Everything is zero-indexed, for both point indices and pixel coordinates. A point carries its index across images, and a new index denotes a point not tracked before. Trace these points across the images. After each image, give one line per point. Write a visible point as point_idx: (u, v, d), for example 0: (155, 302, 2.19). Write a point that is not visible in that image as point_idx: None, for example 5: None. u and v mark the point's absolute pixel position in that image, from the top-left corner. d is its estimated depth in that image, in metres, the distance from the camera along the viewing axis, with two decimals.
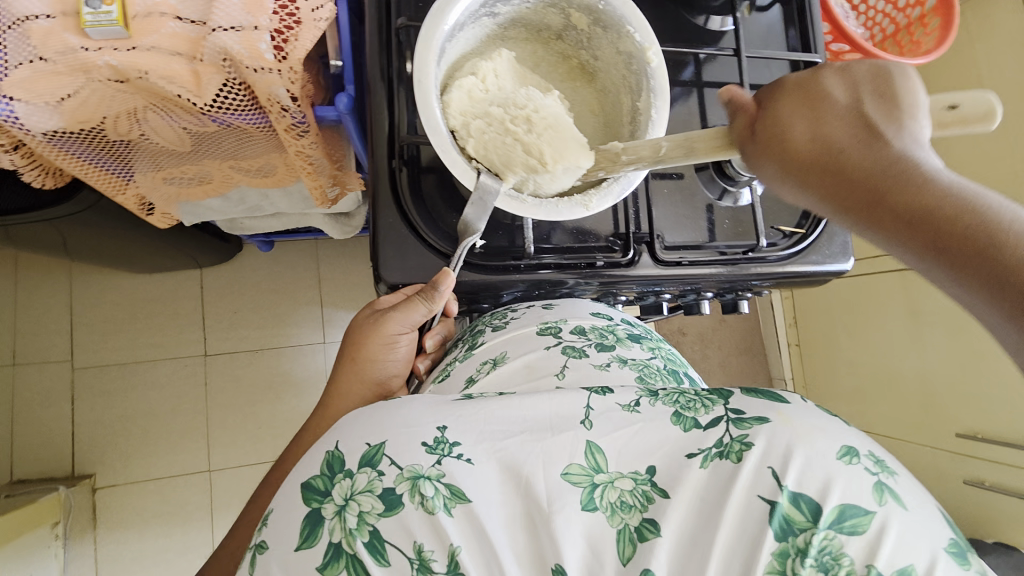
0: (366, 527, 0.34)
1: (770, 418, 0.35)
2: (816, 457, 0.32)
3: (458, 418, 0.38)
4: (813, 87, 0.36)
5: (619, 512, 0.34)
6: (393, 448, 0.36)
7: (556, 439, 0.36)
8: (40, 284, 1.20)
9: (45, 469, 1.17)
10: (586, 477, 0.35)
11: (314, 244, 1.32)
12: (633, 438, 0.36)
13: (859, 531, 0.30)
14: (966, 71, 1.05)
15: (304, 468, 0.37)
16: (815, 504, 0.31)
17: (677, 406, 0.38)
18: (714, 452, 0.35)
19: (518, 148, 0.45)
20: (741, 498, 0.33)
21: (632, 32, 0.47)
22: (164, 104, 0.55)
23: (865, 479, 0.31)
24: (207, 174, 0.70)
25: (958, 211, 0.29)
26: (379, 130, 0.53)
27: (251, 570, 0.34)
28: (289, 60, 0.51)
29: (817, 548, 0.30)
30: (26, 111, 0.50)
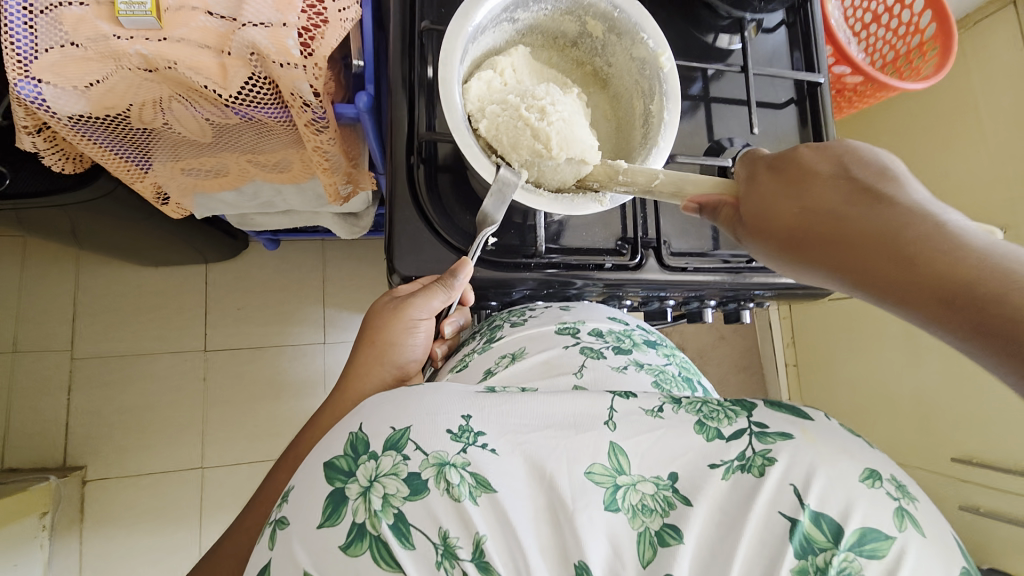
0: (392, 510, 0.31)
1: (793, 435, 0.33)
2: (838, 480, 0.31)
3: (484, 408, 0.35)
4: (790, 172, 0.36)
5: (640, 515, 0.32)
6: (418, 434, 0.33)
7: (579, 438, 0.34)
8: (46, 273, 1.21)
9: (37, 458, 1.16)
10: (608, 478, 0.33)
11: (320, 245, 1.33)
12: (659, 443, 0.34)
13: (878, 556, 0.29)
14: (965, 99, 1.08)
15: (325, 448, 0.34)
16: (836, 525, 0.30)
17: (700, 414, 0.35)
18: (736, 465, 0.33)
19: (527, 133, 0.46)
20: (762, 515, 0.31)
21: (646, 39, 0.49)
22: (189, 95, 0.56)
23: (886, 503, 0.30)
24: (224, 167, 0.71)
25: (963, 272, 0.27)
26: (399, 129, 0.55)
27: (271, 546, 0.32)
28: (314, 56, 0.53)
29: (837, 569, 0.29)
30: (54, 94, 0.52)
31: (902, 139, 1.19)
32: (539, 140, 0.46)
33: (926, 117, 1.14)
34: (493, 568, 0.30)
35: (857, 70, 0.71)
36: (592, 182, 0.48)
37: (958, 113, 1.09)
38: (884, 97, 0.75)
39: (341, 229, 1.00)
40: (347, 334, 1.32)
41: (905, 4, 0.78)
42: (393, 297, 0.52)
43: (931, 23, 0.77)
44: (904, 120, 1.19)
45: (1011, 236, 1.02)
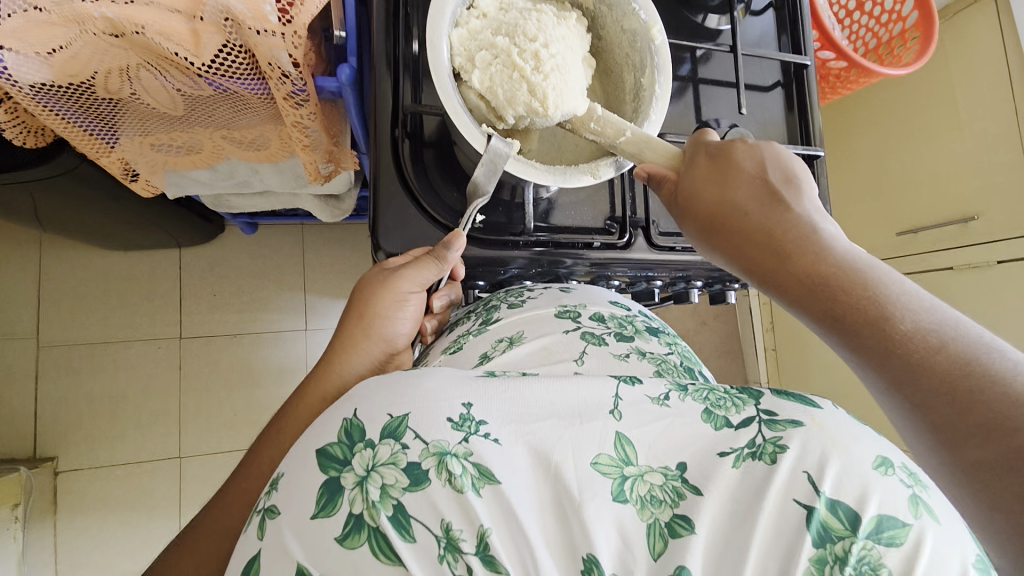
0: (391, 501, 0.30)
1: (804, 423, 0.32)
2: (852, 468, 0.30)
3: (486, 395, 0.34)
4: (719, 163, 0.42)
5: (649, 505, 0.31)
6: (417, 421, 0.32)
7: (584, 428, 0.33)
8: (6, 257, 1.15)
9: (2, 450, 1.11)
10: (615, 468, 0.32)
11: (300, 229, 1.29)
12: (665, 431, 0.33)
13: (896, 543, 0.27)
14: (942, 88, 1.10)
15: (316, 434, 0.33)
16: (852, 512, 0.28)
17: (707, 403, 0.35)
18: (746, 453, 0.32)
19: (522, 87, 0.45)
20: (774, 503, 0.30)
21: (638, 10, 0.48)
22: (159, 63, 0.53)
23: (899, 491, 0.29)
24: (196, 143, 0.68)
25: (848, 277, 0.34)
26: (383, 102, 0.53)
27: (261, 536, 0.31)
28: (293, 24, 0.51)
29: (856, 559, 0.27)
30: (15, 61, 0.48)
31: (881, 127, 1.22)
32: (534, 97, 0.45)
33: (905, 105, 1.17)
34: (499, 563, 0.29)
35: (841, 55, 0.72)
36: (566, 124, 0.48)
37: (934, 102, 1.12)
38: (866, 83, 0.76)
39: (322, 211, 0.98)
40: (329, 321, 1.29)
41: None
42: (382, 267, 0.51)
43: (914, 10, 0.78)
44: (883, 108, 1.21)
45: (984, 222, 1.07)
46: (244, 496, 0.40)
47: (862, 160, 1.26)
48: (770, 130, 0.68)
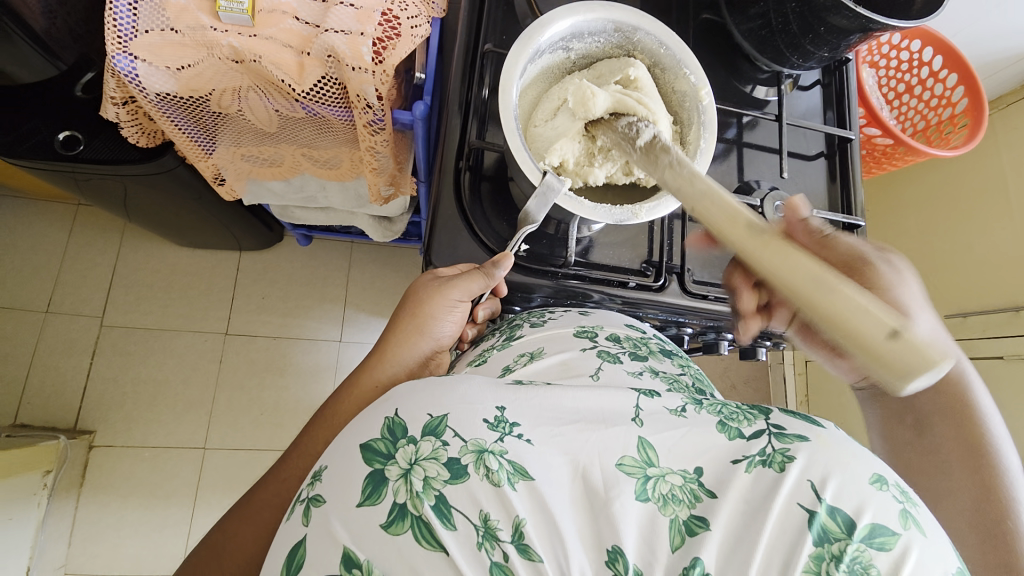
0: (433, 492, 0.31)
1: (809, 438, 0.34)
2: (852, 481, 0.31)
3: (517, 400, 0.36)
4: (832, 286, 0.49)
5: (670, 503, 0.32)
6: (456, 421, 0.33)
7: (609, 432, 0.35)
8: (91, 242, 1.28)
9: (50, 418, 1.19)
10: (639, 469, 0.33)
11: (349, 246, 1.38)
12: (685, 440, 0.35)
13: (886, 549, 0.29)
14: (992, 175, 1.11)
15: (360, 430, 0.34)
16: (849, 519, 0.30)
17: (721, 416, 0.37)
18: (758, 460, 0.34)
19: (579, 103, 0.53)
20: (781, 507, 0.31)
21: (688, 74, 0.54)
22: (266, 87, 0.62)
23: (892, 505, 0.31)
24: (279, 158, 0.76)
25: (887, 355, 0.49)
26: (451, 136, 0.59)
27: (305, 522, 0.32)
28: (384, 64, 0.58)
29: (850, 560, 0.30)
30: (147, 71, 0.58)
31: (927, 209, 1.22)
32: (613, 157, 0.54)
33: (956, 189, 1.17)
34: (533, 551, 0.31)
35: (888, 133, 0.75)
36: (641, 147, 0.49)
37: (986, 188, 1.12)
38: (911, 161, 0.78)
39: (374, 231, 1.04)
40: (362, 335, 1.34)
41: (939, 78, 0.82)
42: (434, 276, 0.56)
43: (963, 97, 0.80)
44: (932, 189, 1.21)
45: None
46: (280, 473, 0.43)
47: (908, 238, 1.26)
48: (810, 196, 0.71)
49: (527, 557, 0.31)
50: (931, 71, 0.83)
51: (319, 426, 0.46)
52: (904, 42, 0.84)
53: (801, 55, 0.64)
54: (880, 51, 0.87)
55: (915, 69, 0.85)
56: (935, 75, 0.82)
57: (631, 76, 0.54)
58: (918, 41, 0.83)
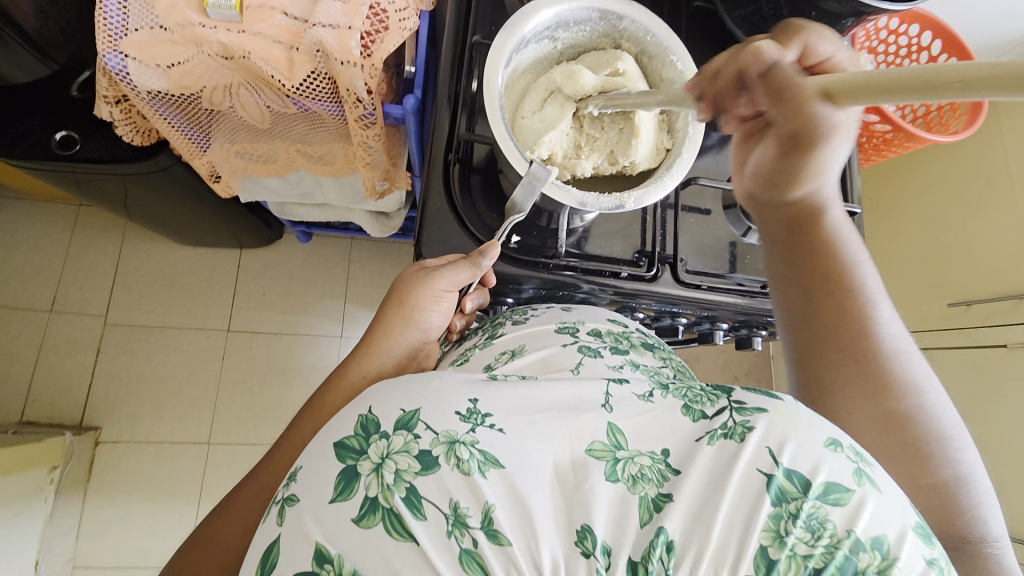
0: (404, 484, 0.31)
1: (767, 409, 0.34)
2: (806, 444, 0.32)
3: (490, 392, 0.36)
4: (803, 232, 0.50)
5: (639, 482, 0.32)
6: (428, 414, 0.34)
7: (580, 419, 0.35)
8: (94, 241, 1.29)
9: (56, 415, 1.21)
10: (608, 453, 0.33)
11: (349, 242, 1.38)
12: (652, 423, 0.35)
13: (842, 504, 0.30)
14: (995, 162, 1.10)
15: (334, 429, 0.35)
16: (806, 479, 0.31)
17: (685, 399, 0.37)
18: (720, 433, 0.34)
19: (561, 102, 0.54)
20: (741, 474, 0.31)
21: (675, 61, 0.54)
22: (257, 83, 0.62)
23: (845, 464, 0.31)
24: (273, 154, 0.77)
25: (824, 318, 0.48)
26: (440, 129, 0.59)
27: (280, 522, 0.32)
28: (372, 58, 0.59)
29: (807, 516, 0.30)
30: (138, 69, 0.58)
31: (930, 197, 1.21)
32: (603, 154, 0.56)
33: (960, 176, 1.16)
34: (502, 536, 0.30)
35: (885, 120, 0.74)
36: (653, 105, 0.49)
37: (991, 176, 1.11)
38: (910, 147, 0.77)
39: (371, 227, 1.05)
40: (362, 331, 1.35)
41: (939, 62, 0.81)
42: (420, 266, 0.56)
43: None
44: (934, 177, 1.20)
45: None
46: (271, 466, 0.43)
47: (911, 227, 1.24)
48: None
49: (495, 541, 0.30)
50: (930, 56, 0.82)
51: (309, 417, 0.46)
52: (903, 26, 0.83)
53: None
54: (878, 36, 0.86)
55: (914, 55, 0.83)
56: (935, 60, 0.82)
57: (619, 71, 0.55)
58: (916, 25, 0.82)
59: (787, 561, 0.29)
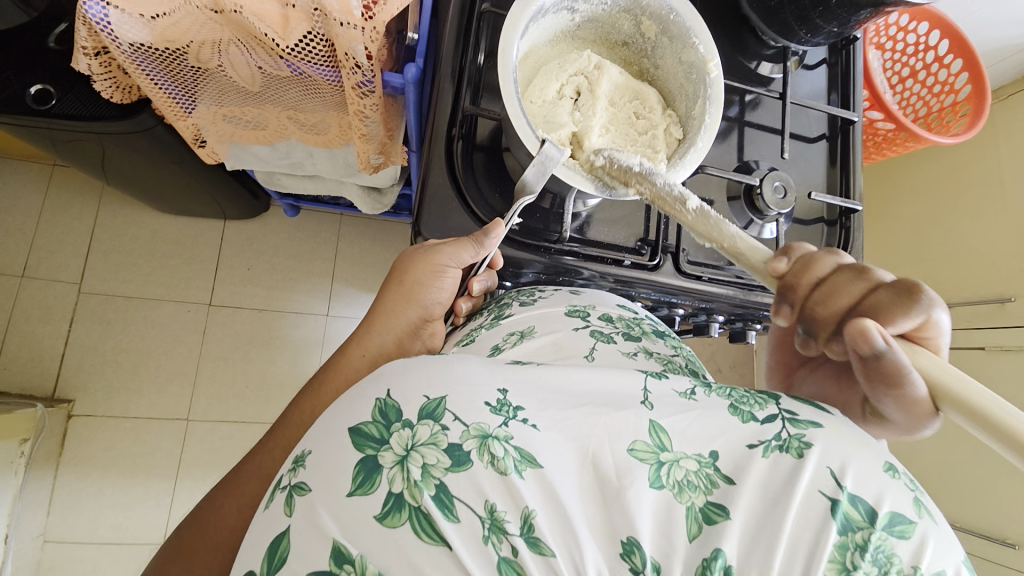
0: (433, 481, 0.30)
1: (823, 426, 0.34)
2: (869, 469, 0.31)
3: (519, 382, 0.35)
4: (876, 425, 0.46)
5: (686, 490, 0.31)
6: (456, 404, 0.32)
7: (619, 417, 0.33)
8: (68, 205, 1.23)
9: (27, 385, 1.16)
10: (652, 454, 0.32)
11: (338, 218, 1.35)
12: (696, 422, 0.34)
13: (906, 537, 0.29)
14: (989, 166, 1.13)
15: (348, 413, 0.33)
16: (871, 507, 0.30)
17: (732, 400, 0.36)
18: (774, 445, 0.33)
19: (563, 112, 0.53)
20: (803, 495, 0.30)
21: (697, 44, 0.52)
22: (248, 41, 0.58)
23: (906, 494, 0.31)
24: (263, 120, 0.73)
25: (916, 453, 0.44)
26: (443, 101, 0.56)
27: (289, 512, 0.30)
28: (374, 20, 0.55)
29: (874, 548, 0.29)
30: (120, 19, 0.53)
31: (922, 199, 1.24)
32: None
33: (954, 180, 1.19)
34: (544, 545, 0.29)
35: (891, 117, 0.74)
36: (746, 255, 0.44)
37: (982, 181, 1.14)
38: (912, 147, 0.77)
39: (364, 203, 1.02)
40: (351, 309, 1.32)
41: (944, 63, 0.80)
42: (422, 246, 0.54)
43: (967, 83, 0.79)
44: (929, 181, 1.24)
45: (1019, 305, 1.07)
46: (267, 446, 0.42)
47: (902, 226, 1.28)
48: (810, 179, 0.69)
49: (537, 551, 0.29)
50: (936, 56, 0.81)
51: (307, 400, 0.44)
52: (913, 23, 0.82)
53: (809, 29, 0.62)
54: (888, 32, 0.85)
55: (920, 54, 0.82)
56: (940, 60, 0.80)
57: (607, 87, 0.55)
58: (926, 23, 0.80)
59: None
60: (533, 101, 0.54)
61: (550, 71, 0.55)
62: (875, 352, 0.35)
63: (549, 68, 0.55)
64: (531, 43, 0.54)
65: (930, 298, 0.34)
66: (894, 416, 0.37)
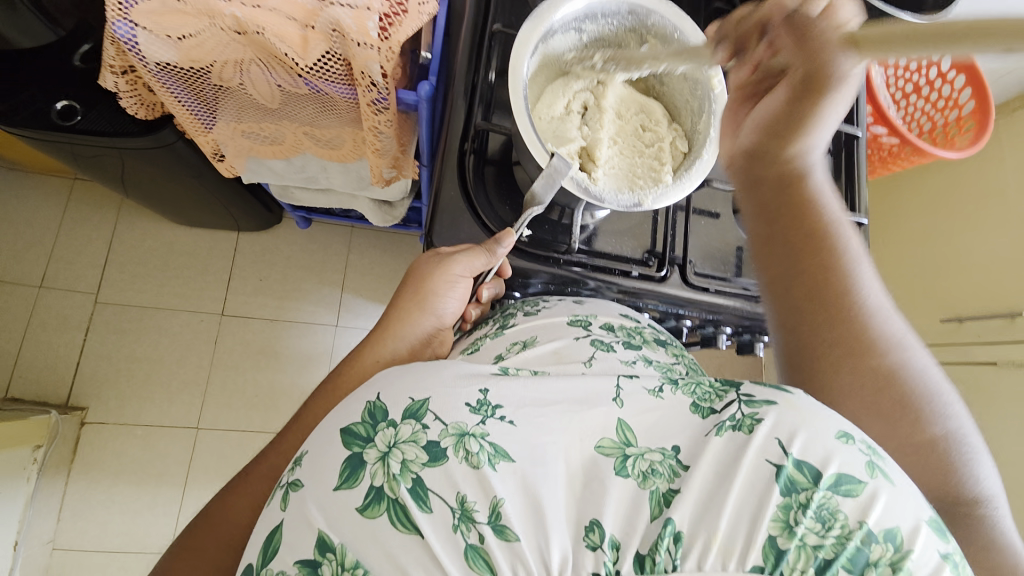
0: (411, 474, 0.30)
1: (778, 402, 0.34)
2: (818, 434, 0.31)
3: (502, 383, 0.36)
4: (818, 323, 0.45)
5: (650, 477, 0.32)
6: (437, 404, 0.33)
7: (589, 414, 0.34)
8: (88, 217, 1.26)
9: (41, 393, 1.18)
10: (617, 450, 0.33)
11: (349, 230, 1.37)
12: (662, 420, 0.35)
13: (853, 495, 0.29)
14: (997, 180, 1.13)
15: (341, 415, 0.34)
16: (816, 470, 0.30)
17: (694, 397, 0.37)
18: (728, 425, 0.34)
19: (571, 127, 0.55)
20: (750, 464, 0.31)
21: None
22: (269, 61, 0.60)
23: (857, 456, 0.31)
24: (280, 136, 0.76)
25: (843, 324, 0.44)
26: (455, 118, 0.58)
27: (283, 507, 0.31)
28: (389, 40, 0.57)
29: (818, 506, 0.29)
30: (148, 40, 0.56)
31: (930, 212, 1.25)
32: (622, 181, 0.55)
33: (962, 194, 1.19)
34: (509, 532, 0.29)
35: (895, 132, 0.75)
36: None
37: (990, 195, 1.14)
38: (918, 161, 0.78)
39: (374, 215, 1.04)
40: (359, 320, 1.34)
41: (948, 79, 0.81)
42: (435, 253, 0.56)
43: (971, 98, 0.79)
44: (935, 194, 1.24)
45: None
46: (279, 446, 0.43)
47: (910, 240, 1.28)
48: None
49: (503, 538, 0.29)
50: (939, 73, 0.82)
51: (317, 404, 0.46)
52: None
53: None
54: None
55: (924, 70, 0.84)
56: (943, 76, 0.82)
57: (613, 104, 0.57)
58: None
59: (799, 551, 0.28)
60: (544, 118, 0.55)
61: (558, 90, 0.57)
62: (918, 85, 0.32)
63: (558, 87, 0.57)
64: (540, 63, 0.56)
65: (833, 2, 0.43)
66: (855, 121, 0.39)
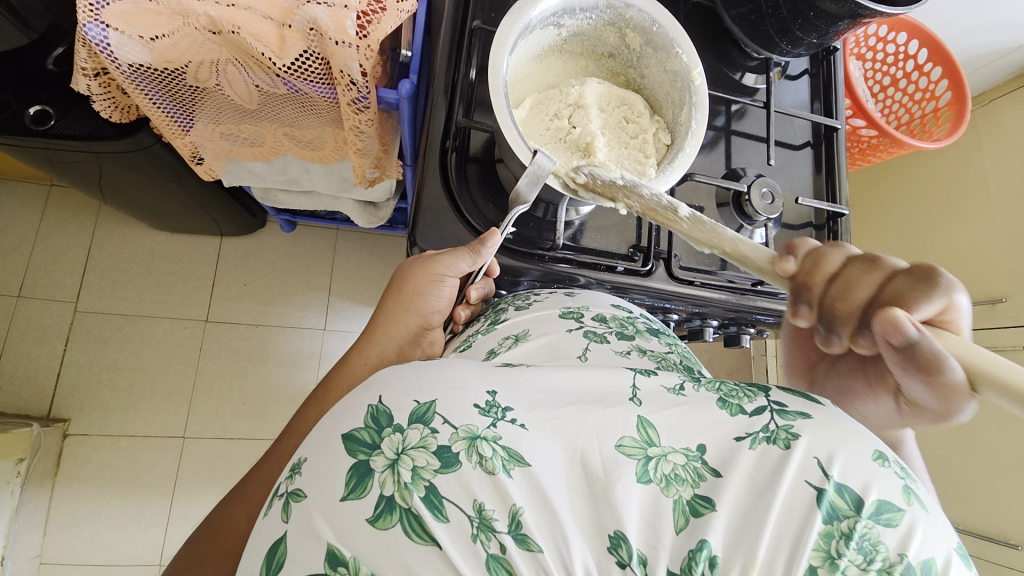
0: (423, 482, 0.30)
1: (811, 416, 0.34)
2: (857, 459, 0.32)
3: (507, 383, 0.35)
4: None
5: (673, 483, 0.32)
6: (446, 407, 0.32)
7: (608, 412, 0.34)
8: (65, 225, 1.23)
9: (21, 406, 1.15)
10: (639, 450, 0.33)
11: (335, 232, 1.36)
12: (685, 418, 0.34)
13: (893, 525, 0.29)
14: (974, 172, 1.16)
15: (341, 419, 0.33)
16: (857, 496, 0.30)
17: (721, 393, 0.37)
18: (762, 437, 0.33)
19: (550, 124, 0.55)
20: (789, 485, 0.31)
21: (681, 53, 0.54)
22: (246, 61, 0.60)
23: (895, 482, 0.31)
24: (260, 137, 0.74)
25: None
26: (437, 115, 0.58)
27: (285, 518, 0.31)
28: (368, 38, 0.57)
29: (859, 536, 0.29)
30: (119, 41, 0.55)
31: (909, 202, 1.26)
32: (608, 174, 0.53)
33: (938, 185, 1.22)
34: (531, 541, 0.30)
35: (873, 124, 0.76)
36: None
37: (968, 185, 1.16)
38: (896, 152, 0.79)
39: (359, 217, 1.02)
40: (347, 323, 1.33)
41: (923, 71, 0.82)
42: (421, 256, 0.55)
43: (947, 90, 0.81)
44: (914, 185, 1.26)
45: (1009, 305, 1.09)
46: (272, 454, 0.43)
47: (890, 231, 1.30)
48: (797, 185, 0.71)
49: (524, 547, 0.30)
50: (916, 65, 0.83)
51: (308, 411, 0.45)
52: (891, 34, 0.84)
53: (789, 41, 0.64)
54: (868, 43, 0.87)
55: (900, 62, 0.85)
56: (920, 69, 0.83)
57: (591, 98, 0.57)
58: (904, 34, 0.83)
59: None
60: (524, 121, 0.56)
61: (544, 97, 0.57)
62: (907, 342, 0.35)
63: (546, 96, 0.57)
64: (521, 59, 0.56)
65: (949, 282, 0.35)
66: (927, 398, 0.37)
